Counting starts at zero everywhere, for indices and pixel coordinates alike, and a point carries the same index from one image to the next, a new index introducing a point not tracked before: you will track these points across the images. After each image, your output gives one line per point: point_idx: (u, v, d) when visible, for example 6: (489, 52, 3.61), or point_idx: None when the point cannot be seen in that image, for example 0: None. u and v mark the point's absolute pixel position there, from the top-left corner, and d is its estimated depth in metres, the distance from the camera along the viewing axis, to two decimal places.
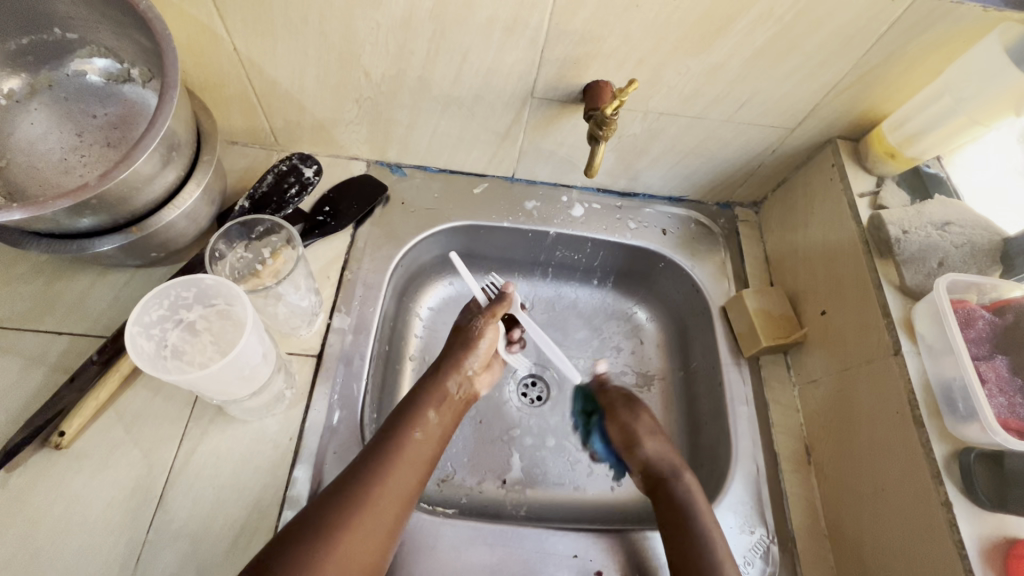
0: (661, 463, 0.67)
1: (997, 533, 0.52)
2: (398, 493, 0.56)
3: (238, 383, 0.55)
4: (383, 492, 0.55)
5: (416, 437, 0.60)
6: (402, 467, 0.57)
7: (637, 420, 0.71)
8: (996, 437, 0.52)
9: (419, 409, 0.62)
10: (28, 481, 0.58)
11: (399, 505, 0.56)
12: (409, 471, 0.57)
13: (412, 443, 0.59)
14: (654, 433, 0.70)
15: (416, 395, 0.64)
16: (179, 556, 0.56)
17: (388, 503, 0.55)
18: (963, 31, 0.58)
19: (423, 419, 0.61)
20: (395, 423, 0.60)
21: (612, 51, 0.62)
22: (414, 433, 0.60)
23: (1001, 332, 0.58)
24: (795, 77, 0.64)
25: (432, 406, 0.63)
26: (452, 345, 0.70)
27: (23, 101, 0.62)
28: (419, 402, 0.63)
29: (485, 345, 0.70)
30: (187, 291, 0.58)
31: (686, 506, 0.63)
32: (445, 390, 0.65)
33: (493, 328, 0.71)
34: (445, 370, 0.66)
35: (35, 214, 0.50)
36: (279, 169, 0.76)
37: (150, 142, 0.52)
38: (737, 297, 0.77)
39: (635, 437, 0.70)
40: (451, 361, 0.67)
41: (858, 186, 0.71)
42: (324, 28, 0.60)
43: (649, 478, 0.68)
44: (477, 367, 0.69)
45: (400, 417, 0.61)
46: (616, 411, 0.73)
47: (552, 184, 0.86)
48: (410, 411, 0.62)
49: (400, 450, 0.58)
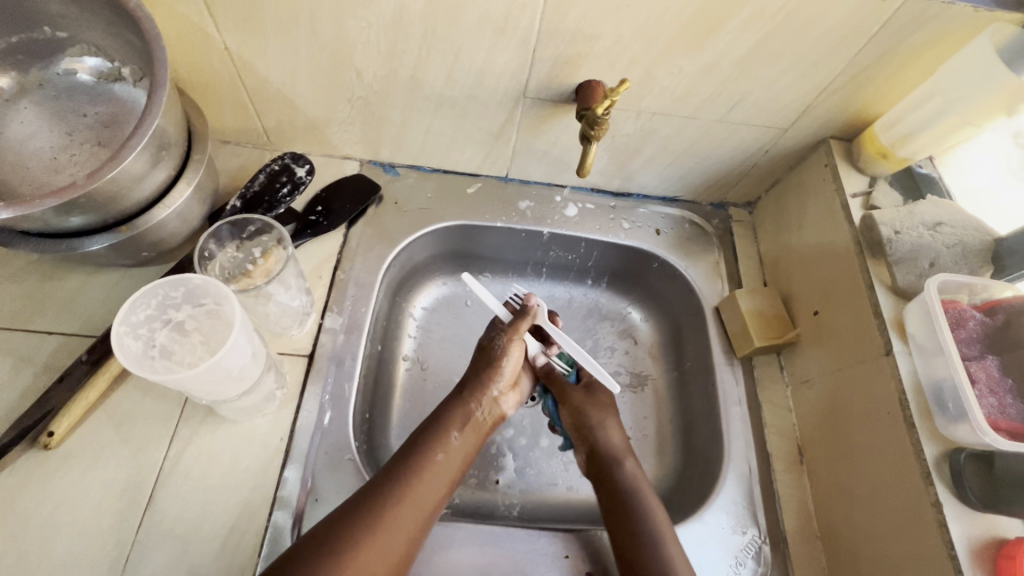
0: (609, 450, 0.68)
1: (987, 533, 0.52)
2: (416, 513, 0.55)
3: (227, 382, 0.55)
4: (399, 512, 0.54)
5: (439, 458, 0.60)
6: (421, 488, 0.57)
7: (590, 406, 0.72)
8: (985, 438, 0.52)
9: (443, 429, 0.62)
10: (16, 481, 0.57)
11: (416, 526, 0.55)
12: (429, 491, 0.57)
13: (433, 464, 0.59)
14: (608, 418, 0.71)
15: (438, 416, 0.64)
16: (168, 557, 0.56)
17: (405, 523, 0.54)
18: (954, 31, 0.58)
19: (446, 440, 0.62)
20: (417, 444, 0.61)
21: (604, 51, 0.62)
22: (437, 454, 0.60)
23: (992, 333, 0.58)
24: (787, 77, 0.64)
25: (456, 428, 0.63)
26: (476, 366, 0.70)
27: (13, 100, 0.62)
28: (442, 423, 0.63)
29: (511, 363, 0.69)
30: (175, 291, 0.58)
31: (631, 497, 0.63)
32: (469, 412, 0.65)
33: (518, 347, 0.70)
34: (469, 391, 0.67)
35: (23, 213, 0.50)
36: (271, 169, 0.75)
37: (138, 141, 0.52)
38: (730, 297, 0.77)
39: (586, 419, 0.71)
40: (475, 381, 0.68)
41: (851, 187, 0.71)
42: (315, 27, 0.60)
43: (594, 465, 0.68)
44: (502, 387, 0.69)
45: (422, 438, 0.62)
46: (569, 396, 0.74)
47: (546, 184, 0.86)
48: (432, 432, 0.62)
49: (420, 470, 0.58)
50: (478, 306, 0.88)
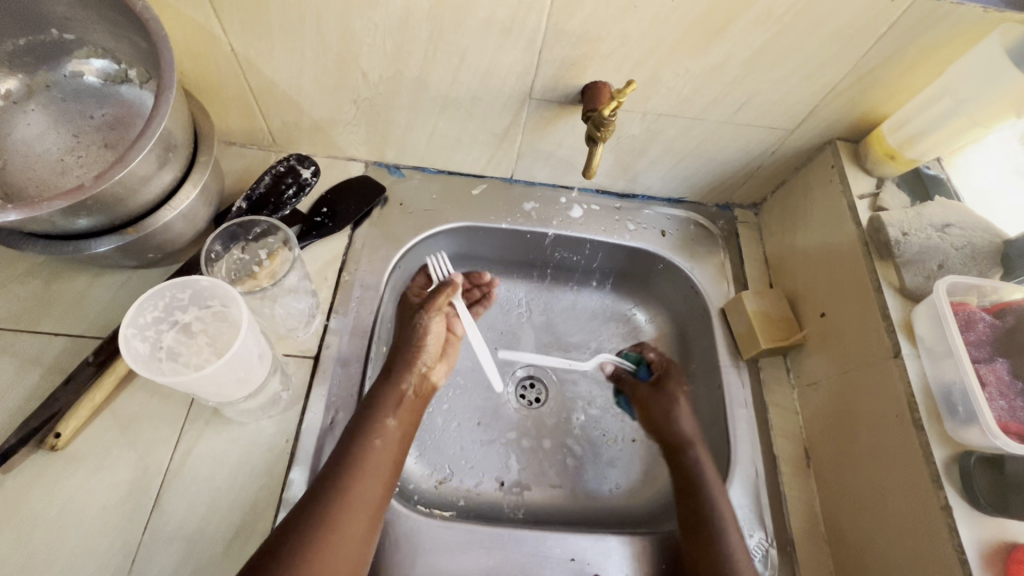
0: (681, 435, 0.71)
1: (998, 538, 0.52)
2: (364, 503, 0.55)
3: (234, 384, 0.55)
4: (348, 506, 0.53)
5: (377, 444, 0.58)
6: (364, 479, 0.56)
7: (659, 401, 0.75)
8: (996, 441, 0.52)
9: (378, 417, 0.60)
10: (23, 482, 0.57)
11: (370, 515, 0.55)
12: (373, 480, 0.56)
13: (371, 452, 0.58)
14: (678, 408, 0.74)
15: (373, 401, 0.62)
16: (175, 558, 0.56)
17: (353, 516, 0.53)
18: (963, 32, 0.58)
19: (381, 425, 0.60)
20: (354, 432, 0.59)
21: (611, 52, 0.62)
22: (375, 439, 0.59)
23: (1002, 335, 0.58)
24: (794, 78, 0.64)
25: (390, 410, 0.61)
26: (406, 346, 0.68)
27: (20, 101, 0.62)
28: (375, 409, 0.61)
29: (435, 335, 0.70)
30: (182, 293, 0.57)
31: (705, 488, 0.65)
32: (400, 394, 0.64)
33: (438, 316, 0.71)
34: (399, 373, 0.65)
35: (30, 216, 0.49)
36: (277, 170, 0.75)
37: (145, 143, 0.52)
38: (737, 299, 0.77)
39: (654, 413, 0.75)
40: (406, 364, 0.66)
41: (858, 189, 0.70)
42: (321, 29, 0.60)
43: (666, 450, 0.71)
44: (429, 361, 0.68)
45: (357, 426, 0.60)
46: (639, 394, 0.78)
47: (551, 185, 0.86)
48: (366, 419, 0.60)
49: (361, 460, 0.57)
50: None
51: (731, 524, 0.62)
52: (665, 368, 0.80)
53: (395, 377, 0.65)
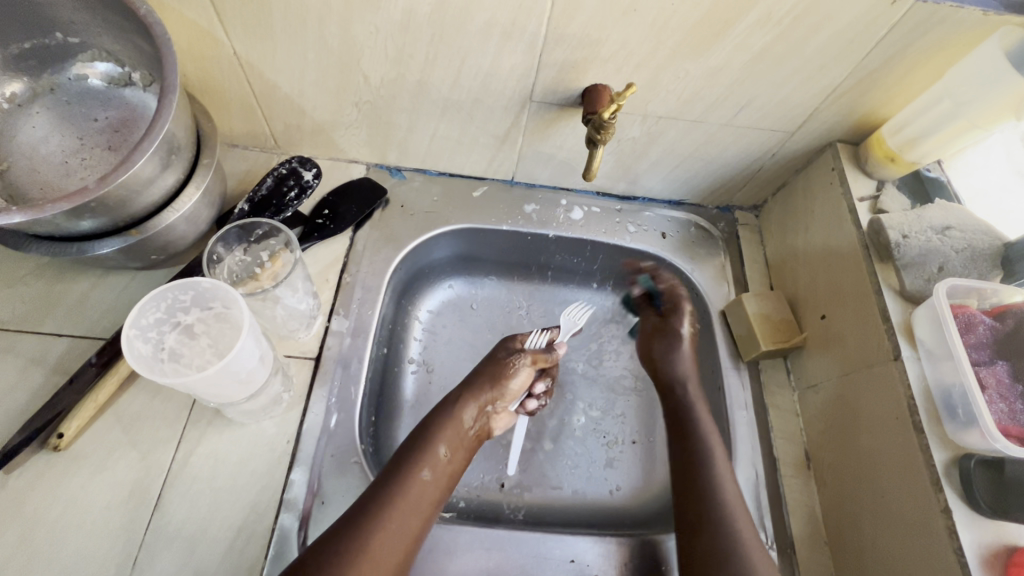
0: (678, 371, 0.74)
1: (998, 541, 0.52)
2: (403, 535, 0.55)
3: (235, 385, 0.55)
4: (385, 534, 0.54)
5: (425, 476, 0.59)
6: (406, 509, 0.56)
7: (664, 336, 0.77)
8: (996, 444, 0.52)
9: (430, 445, 0.62)
10: (26, 483, 0.58)
11: (401, 548, 0.54)
12: (413, 512, 0.56)
13: (417, 481, 0.58)
14: (676, 349, 0.75)
15: (428, 428, 0.64)
16: (176, 558, 0.56)
17: (388, 544, 0.53)
18: (963, 35, 0.58)
19: (433, 455, 0.61)
20: (402, 461, 0.60)
21: (610, 56, 0.62)
22: (423, 471, 0.59)
23: (1001, 338, 0.58)
24: (794, 81, 0.64)
25: (443, 441, 0.63)
26: (477, 378, 0.70)
27: (25, 104, 0.62)
28: (430, 437, 0.63)
29: (512, 388, 0.71)
30: (184, 294, 0.58)
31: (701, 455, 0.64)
32: (460, 422, 0.65)
33: (524, 368, 0.72)
34: (460, 402, 0.67)
35: (35, 217, 0.50)
36: (279, 172, 0.76)
37: (149, 145, 0.52)
38: (737, 301, 0.77)
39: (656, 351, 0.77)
40: (471, 395, 0.68)
41: (859, 191, 0.70)
42: (324, 32, 0.61)
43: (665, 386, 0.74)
44: (500, 404, 0.71)
45: (409, 452, 0.61)
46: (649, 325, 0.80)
47: (552, 188, 0.86)
48: (417, 449, 0.61)
49: (406, 489, 0.57)
50: (484, 309, 0.88)
51: (722, 465, 0.63)
52: (675, 297, 0.79)
53: (454, 406, 0.66)
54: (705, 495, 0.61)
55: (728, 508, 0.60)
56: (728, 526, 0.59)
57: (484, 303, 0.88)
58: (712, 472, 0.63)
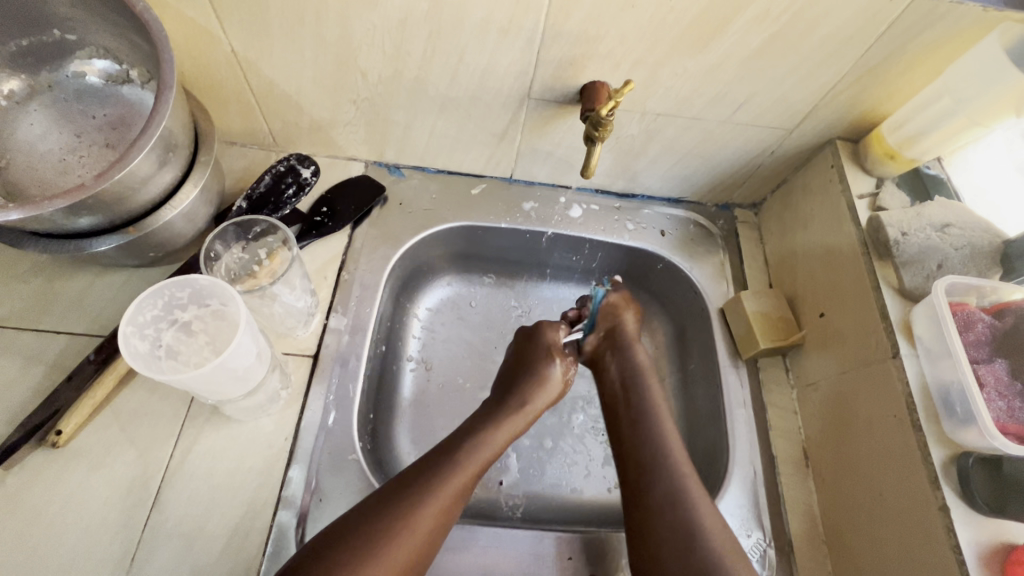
0: (626, 334, 0.75)
1: (996, 539, 0.52)
2: (445, 508, 0.56)
3: (231, 382, 0.55)
4: (434, 508, 0.55)
5: (482, 457, 0.61)
6: (458, 484, 0.58)
7: (622, 311, 0.77)
8: (993, 441, 0.52)
9: (494, 431, 0.64)
10: (23, 480, 0.58)
11: (439, 522, 0.56)
12: (460, 490, 0.58)
13: (473, 465, 0.60)
14: (620, 321, 0.76)
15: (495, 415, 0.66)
16: (173, 555, 0.56)
17: (428, 527, 0.54)
18: (963, 31, 0.58)
19: (494, 442, 0.63)
20: (464, 439, 0.62)
21: (608, 52, 0.62)
22: (483, 456, 0.61)
23: (1001, 336, 0.57)
24: (793, 78, 0.64)
25: (504, 431, 0.65)
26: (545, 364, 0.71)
27: (23, 102, 0.62)
28: (495, 423, 0.65)
29: (554, 378, 0.71)
30: (181, 291, 0.58)
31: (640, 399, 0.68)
32: (525, 412, 0.67)
33: (561, 361, 0.73)
34: (528, 396, 0.69)
35: (33, 214, 0.50)
36: (278, 169, 0.76)
37: (146, 142, 0.52)
38: (736, 298, 0.77)
39: (623, 307, 0.77)
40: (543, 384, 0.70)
41: (858, 188, 0.70)
42: (320, 30, 0.61)
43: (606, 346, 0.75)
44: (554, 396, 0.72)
45: (471, 433, 0.63)
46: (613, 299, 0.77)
47: (550, 185, 0.86)
48: (481, 434, 0.63)
49: (462, 468, 0.59)
50: (483, 307, 0.88)
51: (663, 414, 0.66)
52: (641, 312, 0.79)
53: (523, 396, 0.69)
54: (653, 457, 0.61)
55: (682, 480, 0.59)
56: (681, 501, 0.57)
57: (482, 301, 0.88)
58: (656, 440, 0.63)
